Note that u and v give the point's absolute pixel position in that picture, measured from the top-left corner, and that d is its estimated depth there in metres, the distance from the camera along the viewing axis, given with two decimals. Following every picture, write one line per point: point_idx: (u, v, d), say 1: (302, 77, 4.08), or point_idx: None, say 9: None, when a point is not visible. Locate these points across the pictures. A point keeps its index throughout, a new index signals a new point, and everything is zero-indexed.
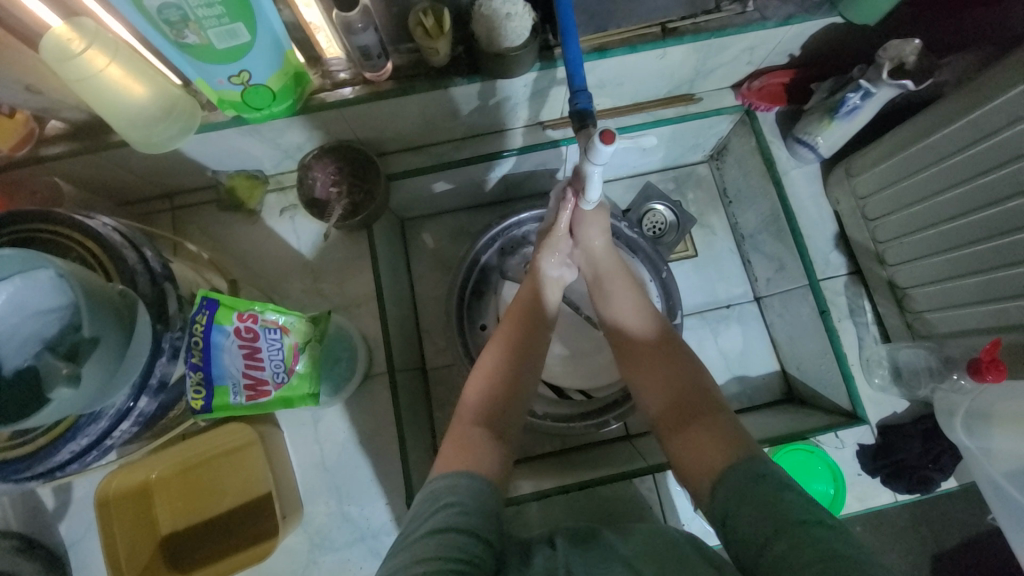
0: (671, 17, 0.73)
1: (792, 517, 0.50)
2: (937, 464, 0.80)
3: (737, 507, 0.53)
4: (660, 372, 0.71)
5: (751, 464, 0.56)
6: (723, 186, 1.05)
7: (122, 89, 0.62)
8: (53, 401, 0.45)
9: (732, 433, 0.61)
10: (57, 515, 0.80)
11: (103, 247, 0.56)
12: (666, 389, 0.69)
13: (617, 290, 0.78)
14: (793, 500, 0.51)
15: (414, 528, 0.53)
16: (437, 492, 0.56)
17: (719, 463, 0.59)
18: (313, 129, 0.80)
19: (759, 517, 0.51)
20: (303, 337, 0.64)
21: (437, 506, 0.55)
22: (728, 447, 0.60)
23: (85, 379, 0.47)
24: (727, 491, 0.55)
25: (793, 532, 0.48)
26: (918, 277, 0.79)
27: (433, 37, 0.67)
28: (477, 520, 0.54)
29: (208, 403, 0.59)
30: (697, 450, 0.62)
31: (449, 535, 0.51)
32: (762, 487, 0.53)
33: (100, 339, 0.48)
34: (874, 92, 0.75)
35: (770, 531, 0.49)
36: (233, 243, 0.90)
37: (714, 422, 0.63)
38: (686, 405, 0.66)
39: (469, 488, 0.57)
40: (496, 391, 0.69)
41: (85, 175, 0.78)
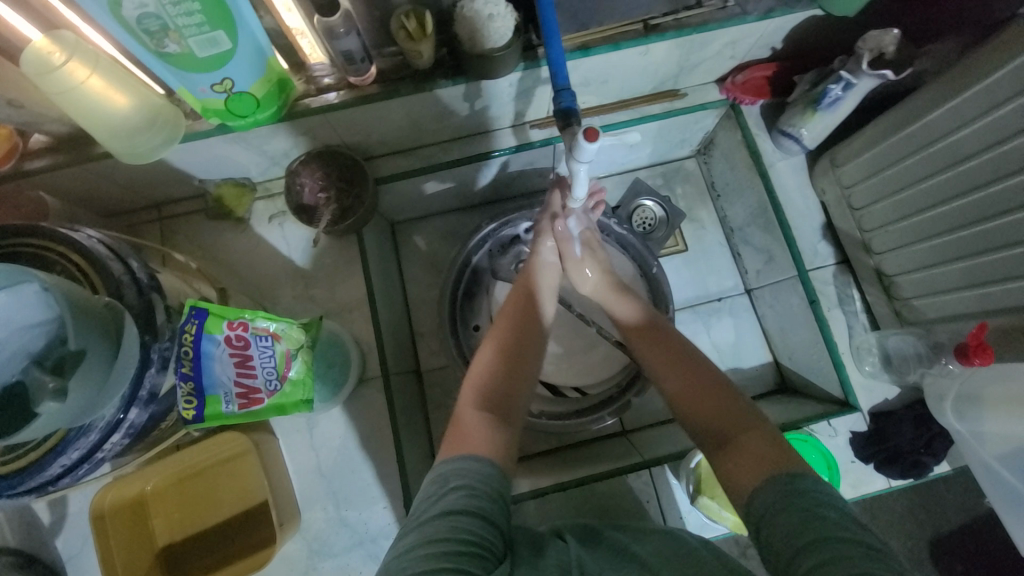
0: (653, 13, 0.74)
1: (824, 531, 0.46)
2: (929, 449, 0.80)
3: (772, 519, 0.49)
4: (685, 382, 0.67)
5: (788, 479, 0.51)
6: (711, 180, 1.06)
7: (104, 100, 0.62)
8: (41, 416, 0.45)
9: (768, 446, 0.57)
10: (53, 531, 0.80)
11: (88, 260, 0.55)
12: (690, 398, 0.66)
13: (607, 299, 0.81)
14: (832, 518, 0.47)
15: (423, 510, 0.52)
16: (448, 474, 0.56)
17: (754, 477, 0.54)
18: (299, 135, 0.80)
19: (795, 528, 0.47)
20: (295, 344, 0.64)
21: (445, 491, 0.53)
22: (763, 460, 0.55)
23: (72, 393, 0.47)
24: (763, 504, 0.51)
25: (827, 548, 0.45)
26: (904, 264, 0.80)
27: (416, 40, 0.67)
28: (487, 504, 0.53)
29: (200, 413, 0.58)
30: (730, 463, 0.57)
31: (458, 518, 0.50)
32: (801, 503, 0.49)
33: (86, 351, 0.48)
34: (854, 83, 0.75)
35: (801, 544, 0.46)
36: (222, 252, 0.90)
37: (741, 426, 0.60)
38: (715, 417, 0.62)
39: (479, 470, 0.55)
40: (496, 394, 0.67)
41: (71, 188, 0.78)
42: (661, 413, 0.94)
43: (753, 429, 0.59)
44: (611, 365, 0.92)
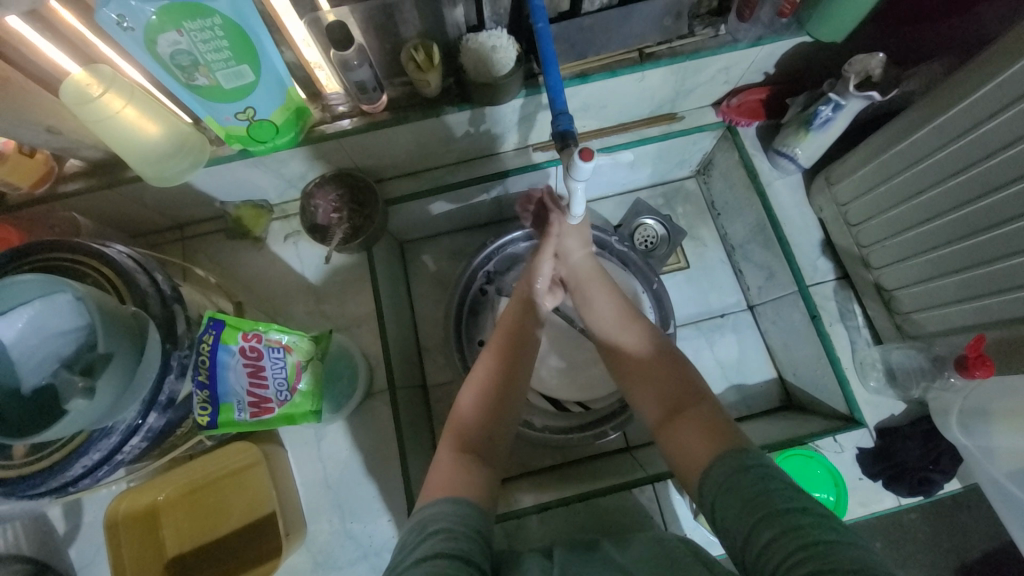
0: (647, 42, 0.78)
1: (773, 503, 0.48)
2: (938, 466, 0.79)
3: (724, 498, 0.51)
4: (649, 373, 0.69)
5: (736, 455, 0.54)
6: (711, 199, 1.09)
7: (136, 128, 0.67)
8: (69, 413, 0.47)
9: (720, 425, 0.59)
10: (68, 539, 0.82)
11: (116, 272, 0.59)
12: (657, 391, 0.67)
13: (586, 289, 0.80)
14: (779, 491, 0.49)
15: (402, 560, 0.51)
16: (425, 519, 0.55)
17: (706, 455, 0.57)
18: (315, 159, 0.85)
19: (744, 507, 0.49)
20: (306, 355, 0.67)
21: (424, 535, 0.52)
22: (714, 438, 0.58)
23: (99, 394, 0.50)
24: (713, 484, 0.53)
25: (776, 520, 0.46)
26: (903, 278, 0.81)
27: (425, 70, 0.72)
28: (465, 544, 0.51)
29: (213, 420, 0.61)
30: (684, 443, 0.60)
31: (433, 562, 0.48)
32: (748, 478, 0.51)
33: (113, 355, 0.51)
34: (843, 104, 0.78)
35: (752, 524, 0.48)
36: (238, 269, 0.94)
37: (698, 413, 0.62)
38: (673, 401, 0.65)
39: (455, 512, 0.55)
40: (489, 411, 0.69)
41: (101, 209, 0.83)
42: None
43: (706, 409, 0.62)
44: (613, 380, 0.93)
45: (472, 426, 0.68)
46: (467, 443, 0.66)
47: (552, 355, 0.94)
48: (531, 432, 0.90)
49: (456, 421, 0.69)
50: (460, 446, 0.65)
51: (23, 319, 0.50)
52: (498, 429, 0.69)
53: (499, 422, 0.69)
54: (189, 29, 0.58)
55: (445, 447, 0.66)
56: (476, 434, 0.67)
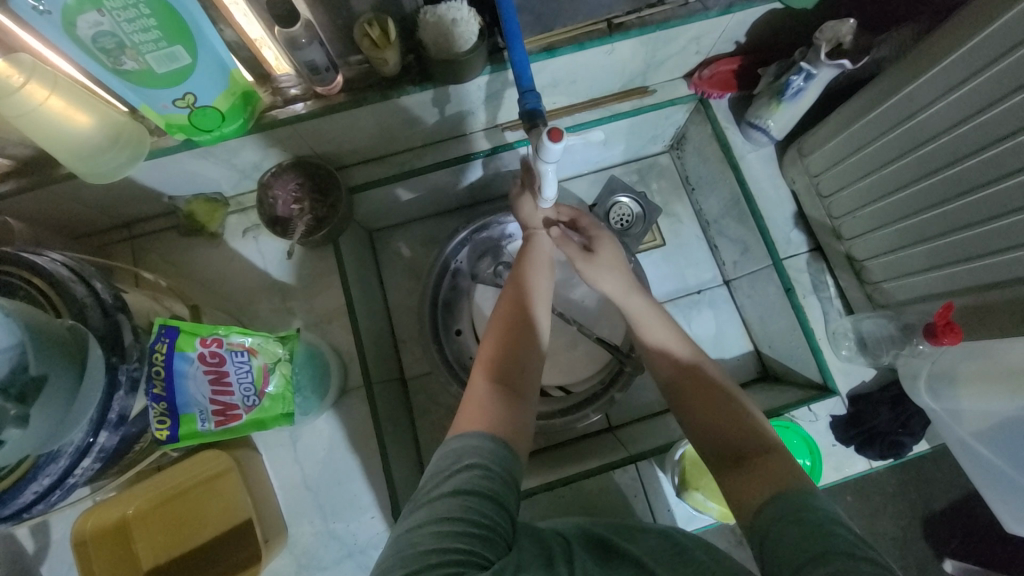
0: (615, 12, 0.75)
1: (833, 546, 0.45)
2: (906, 428, 0.82)
3: (778, 528, 0.49)
4: (702, 397, 0.67)
5: (798, 494, 0.52)
6: (685, 174, 1.07)
7: (64, 120, 0.61)
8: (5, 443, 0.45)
9: (783, 466, 0.57)
10: (37, 558, 0.78)
11: (50, 284, 0.54)
12: (713, 411, 0.66)
13: (643, 325, 0.76)
14: (842, 535, 0.46)
15: (433, 487, 0.52)
16: (458, 451, 0.55)
17: (764, 491, 0.55)
18: (269, 146, 0.80)
19: (801, 542, 0.46)
20: (272, 358, 0.63)
21: (457, 468, 0.53)
22: (775, 478, 0.55)
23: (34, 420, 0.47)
24: (770, 518, 0.51)
25: (833, 561, 0.44)
26: (874, 249, 0.82)
27: (381, 47, 0.68)
28: (499, 486, 0.52)
29: (174, 433, 0.57)
30: (742, 484, 0.58)
31: (466, 499, 0.49)
32: (811, 517, 0.48)
33: (48, 377, 0.48)
34: (815, 73, 0.77)
35: (806, 558, 0.45)
36: (196, 268, 0.89)
37: (763, 457, 0.59)
38: (732, 437, 0.63)
39: (490, 450, 0.55)
40: (516, 351, 0.68)
41: (38, 210, 0.76)
42: (645, 407, 0.95)
43: (774, 454, 0.59)
44: (593, 363, 0.93)
45: (498, 367, 0.66)
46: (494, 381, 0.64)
47: None
48: None
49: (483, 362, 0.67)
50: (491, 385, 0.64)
51: None
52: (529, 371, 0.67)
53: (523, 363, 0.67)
54: (110, 8, 0.52)
55: (477, 376, 0.65)
56: (506, 372, 0.65)
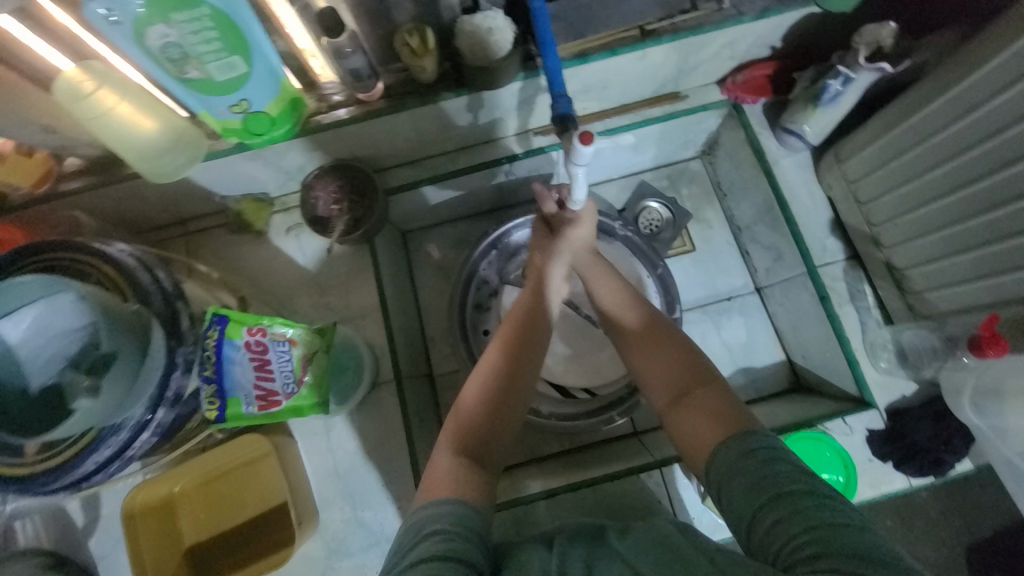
0: (648, 18, 0.76)
1: (779, 486, 0.49)
2: (949, 446, 0.78)
3: (727, 480, 0.53)
4: (649, 344, 0.69)
5: (745, 440, 0.54)
6: (717, 180, 1.06)
7: (132, 125, 0.67)
8: (76, 412, 0.49)
9: (728, 407, 0.60)
10: (87, 531, 0.84)
11: (118, 271, 0.59)
12: (666, 363, 0.67)
13: (593, 276, 0.77)
14: (784, 473, 0.50)
15: (398, 563, 0.50)
16: (422, 521, 0.54)
17: (715, 441, 0.57)
18: (313, 150, 0.85)
19: (748, 490, 0.50)
20: (311, 349, 0.66)
21: (419, 538, 0.51)
22: (722, 424, 0.58)
23: (105, 390, 0.51)
24: (720, 466, 0.54)
25: (781, 503, 0.48)
26: (915, 257, 0.80)
27: (419, 56, 0.71)
28: (462, 545, 0.51)
29: (222, 414, 0.62)
30: (689, 424, 0.60)
31: (432, 564, 0.48)
32: (754, 461, 0.52)
33: (117, 353, 0.52)
34: (853, 77, 0.76)
35: (757, 506, 0.49)
36: (242, 263, 0.94)
37: (707, 394, 0.62)
38: (678, 380, 0.65)
39: (452, 513, 0.54)
40: (497, 399, 0.67)
41: (103, 206, 0.83)
42: None
43: (715, 387, 0.62)
44: (619, 366, 0.93)
45: (465, 431, 0.64)
46: (462, 454, 0.62)
47: (558, 342, 0.94)
48: (536, 418, 0.89)
49: (451, 426, 0.66)
50: (458, 447, 0.63)
51: (28, 319, 0.51)
52: (500, 424, 0.66)
53: (500, 413, 0.66)
54: (177, 20, 0.58)
55: (441, 450, 0.63)
56: (472, 437, 0.64)
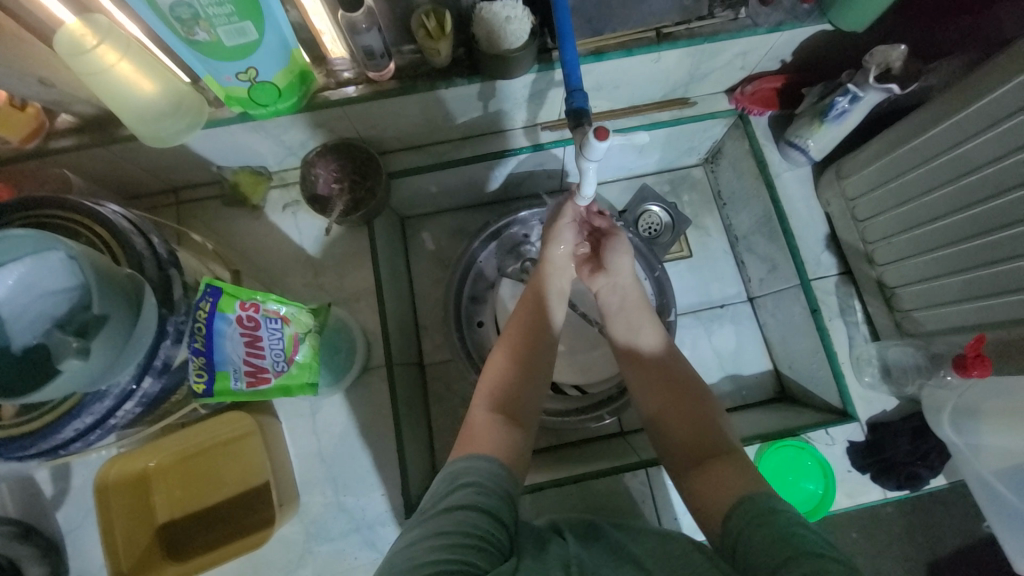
0: (665, 22, 0.76)
1: (800, 547, 0.47)
2: (925, 460, 0.81)
3: (747, 535, 0.51)
4: (671, 395, 0.71)
5: (763, 497, 0.55)
6: (717, 188, 1.08)
7: (132, 84, 0.64)
8: (64, 373, 0.46)
9: (749, 469, 0.60)
10: (55, 502, 0.81)
11: (111, 233, 0.58)
12: (690, 417, 0.69)
13: (632, 317, 0.79)
14: (808, 538, 0.49)
15: (433, 504, 0.54)
16: (458, 471, 0.58)
17: (732, 497, 0.57)
18: (317, 127, 0.83)
19: (769, 545, 0.49)
20: (303, 328, 0.67)
21: (454, 486, 0.55)
22: (742, 481, 0.58)
23: (93, 354, 0.48)
24: (738, 521, 0.53)
25: (804, 563, 0.46)
26: (905, 276, 0.82)
27: (435, 38, 0.70)
28: (494, 500, 0.55)
29: (209, 387, 0.59)
30: (704, 481, 0.62)
31: (464, 512, 0.52)
32: (773, 518, 0.51)
33: (109, 316, 0.50)
34: (861, 96, 0.77)
35: (778, 562, 0.47)
36: (236, 237, 0.92)
37: (731, 460, 0.62)
38: (701, 439, 0.66)
39: (487, 469, 0.58)
40: (509, 398, 0.69)
41: (95, 168, 0.80)
42: None
43: (736, 455, 0.63)
44: (611, 365, 0.93)
45: (500, 400, 0.68)
46: (498, 413, 0.67)
47: None
48: None
49: (483, 394, 0.70)
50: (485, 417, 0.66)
51: (13, 276, 0.48)
52: (529, 398, 0.70)
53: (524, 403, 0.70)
54: None
55: (477, 407, 0.68)
56: (506, 402, 0.68)
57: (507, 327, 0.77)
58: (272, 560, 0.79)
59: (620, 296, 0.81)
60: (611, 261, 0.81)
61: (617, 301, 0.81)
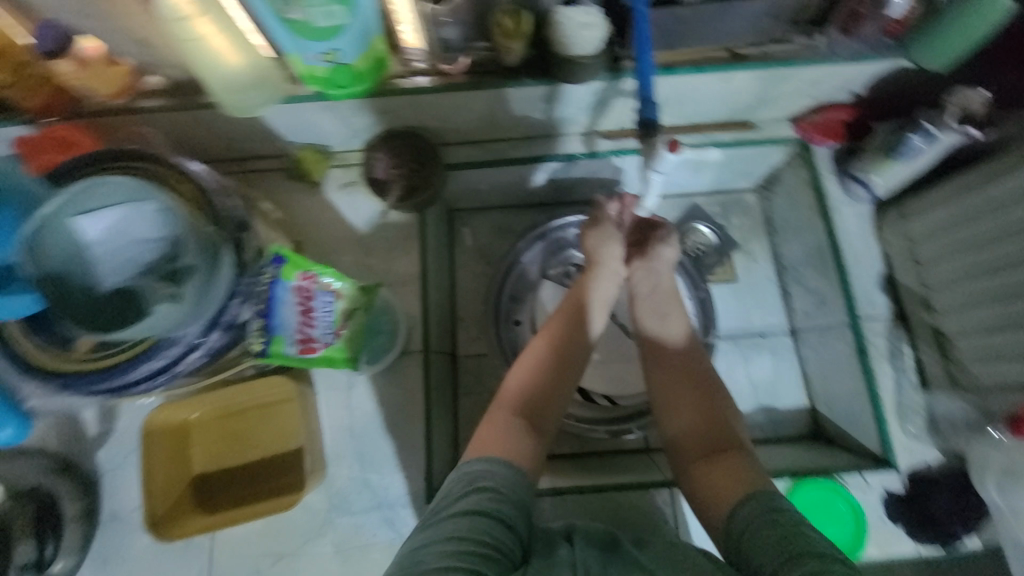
0: (740, 43, 0.76)
1: (804, 546, 0.51)
2: (963, 521, 0.78)
3: (753, 532, 0.55)
4: (689, 388, 0.73)
5: (767, 498, 0.59)
6: (769, 216, 1.05)
7: (220, 55, 0.68)
8: (154, 315, 0.51)
9: (752, 471, 0.64)
10: (97, 442, 0.85)
11: (194, 190, 0.61)
12: (707, 419, 0.70)
13: (661, 304, 0.78)
14: (813, 538, 0.53)
15: (447, 506, 0.56)
16: (474, 474, 0.59)
17: (735, 499, 0.61)
18: (385, 113, 0.85)
19: (774, 545, 0.53)
20: (353, 304, 0.69)
21: (470, 489, 0.57)
22: (743, 482, 0.62)
23: (185, 297, 0.54)
24: (742, 520, 0.58)
25: (806, 561, 0.50)
26: (965, 325, 0.80)
27: (510, 38, 0.72)
28: (509, 508, 0.57)
29: (266, 349, 0.64)
30: (706, 476, 0.65)
31: (477, 519, 0.54)
32: (780, 519, 0.55)
33: (195, 269, 0.55)
34: (937, 136, 0.76)
35: (783, 558, 0.51)
36: (292, 210, 0.95)
37: (738, 459, 0.66)
38: (712, 436, 0.69)
39: (503, 476, 0.59)
40: (537, 395, 0.71)
41: (174, 130, 0.84)
42: None
43: (744, 454, 0.66)
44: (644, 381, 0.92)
45: (526, 401, 0.70)
46: (519, 416, 0.68)
47: None
48: None
49: (509, 392, 0.72)
50: (515, 411, 0.69)
51: (108, 222, 0.53)
52: (551, 404, 0.71)
53: (549, 402, 0.71)
54: None
55: (500, 409, 0.69)
56: (531, 405, 0.70)
57: (549, 317, 0.78)
58: (293, 525, 0.81)
59: (655, 280, 0.80)
60: (653, 255, 0.81)
61: (649, 296, 0.80)
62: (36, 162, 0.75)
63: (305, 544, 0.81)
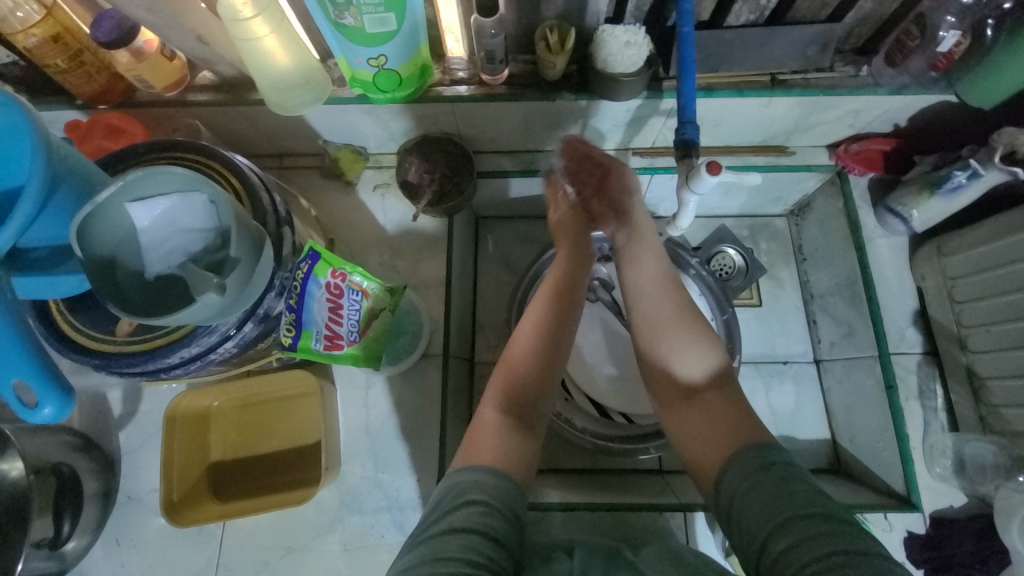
0: (783, 68, 0.76)
1: (793, 509, 0.50)
2: (984, 567, 0.75)
3: (742, 495, 0.55)
4: (675, 340, 0.72)
5: (757, 453, 0.57)
6: (799, 243, 1.04)
7: (273, 57, 0.70)
8: (200, 303, 0.51)
9: (740, 422, 0.63)
10: (120, 422, 0.87)
11: (243, 185, 0.64)
12: (700, 368, 0.71)
13: (640, 254, 0.77)
14: (804, 491, 0.52)
15: (432, 523, 0.54)
16: (463, 485, 0.58)
17: (724, 458, 0.60)
18: (422, 118, 0.87)
19: (764, 509, 0.52)
20: (380, 304, 0.71)
21: (458, 503, 0.55)
22: (732, 436, 0.62)
23: (228, 289, 0.53)
24: (733, 479, 0.57)
25: (797, 526, 0.49)
26: (1001, 369, 0.77)
27: (553, 52, 0.73)
28: (499, 522, 0.54)
29: (294, 343, 0.63)
30: (698, 427, 0.66)
31: (465, 537, 0.51)
32: (769, 476, 0.54)
33: (241, 261, 0.55)
34: (982, 173, 0.75)
35: (773, 526, 0.50)
36: (325, 208, 0.97)
37: (726, 412, 0.65)
38: (699, 390, 0.69)
39: (494, 487, 0.57)
40: (522, 389, 0.71)
41: (219, 123, 0.87)
42: None
43: (732, 405, 0.66)
44: None
45: (511, 397, 0.70)
46: (507, 414, 0.68)
47: (606, 361, 0.93)
48: (568, 428, 0.90)
49: (495, 388, 0.72)
50: (500, 406, 0.69)
51: (159, 209, 0.55)
52: (540, 398, 0.72)
53: (537, 392, 0.71)
54: None
55: (488, 405, 0.70)
56: (516, 402, 0.70)
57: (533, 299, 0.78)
58: (304, 520, 0.82)
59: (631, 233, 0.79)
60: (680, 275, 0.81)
61: None
62: (87, 146, 0.78)
63: (313, 540, 0.81)
